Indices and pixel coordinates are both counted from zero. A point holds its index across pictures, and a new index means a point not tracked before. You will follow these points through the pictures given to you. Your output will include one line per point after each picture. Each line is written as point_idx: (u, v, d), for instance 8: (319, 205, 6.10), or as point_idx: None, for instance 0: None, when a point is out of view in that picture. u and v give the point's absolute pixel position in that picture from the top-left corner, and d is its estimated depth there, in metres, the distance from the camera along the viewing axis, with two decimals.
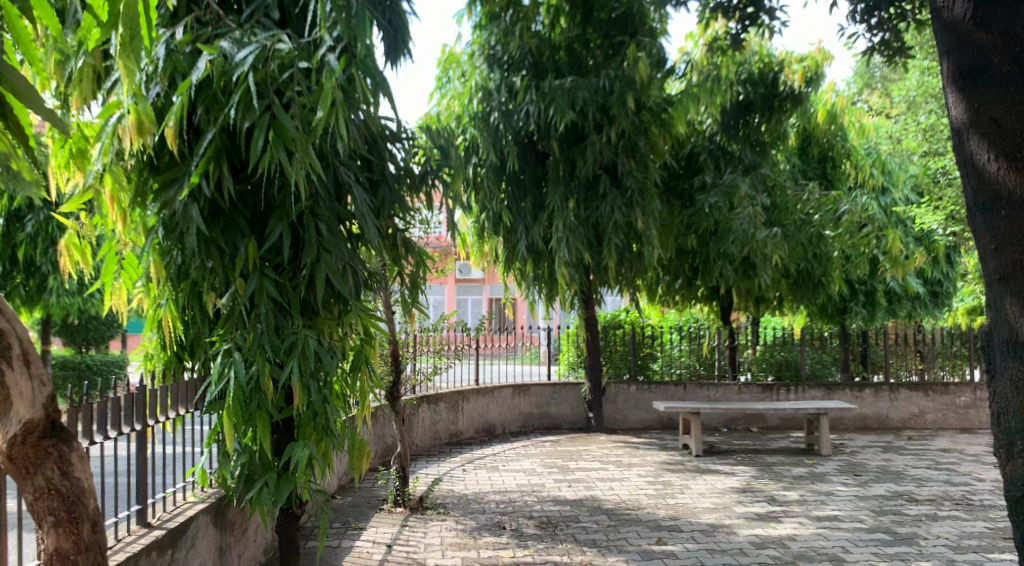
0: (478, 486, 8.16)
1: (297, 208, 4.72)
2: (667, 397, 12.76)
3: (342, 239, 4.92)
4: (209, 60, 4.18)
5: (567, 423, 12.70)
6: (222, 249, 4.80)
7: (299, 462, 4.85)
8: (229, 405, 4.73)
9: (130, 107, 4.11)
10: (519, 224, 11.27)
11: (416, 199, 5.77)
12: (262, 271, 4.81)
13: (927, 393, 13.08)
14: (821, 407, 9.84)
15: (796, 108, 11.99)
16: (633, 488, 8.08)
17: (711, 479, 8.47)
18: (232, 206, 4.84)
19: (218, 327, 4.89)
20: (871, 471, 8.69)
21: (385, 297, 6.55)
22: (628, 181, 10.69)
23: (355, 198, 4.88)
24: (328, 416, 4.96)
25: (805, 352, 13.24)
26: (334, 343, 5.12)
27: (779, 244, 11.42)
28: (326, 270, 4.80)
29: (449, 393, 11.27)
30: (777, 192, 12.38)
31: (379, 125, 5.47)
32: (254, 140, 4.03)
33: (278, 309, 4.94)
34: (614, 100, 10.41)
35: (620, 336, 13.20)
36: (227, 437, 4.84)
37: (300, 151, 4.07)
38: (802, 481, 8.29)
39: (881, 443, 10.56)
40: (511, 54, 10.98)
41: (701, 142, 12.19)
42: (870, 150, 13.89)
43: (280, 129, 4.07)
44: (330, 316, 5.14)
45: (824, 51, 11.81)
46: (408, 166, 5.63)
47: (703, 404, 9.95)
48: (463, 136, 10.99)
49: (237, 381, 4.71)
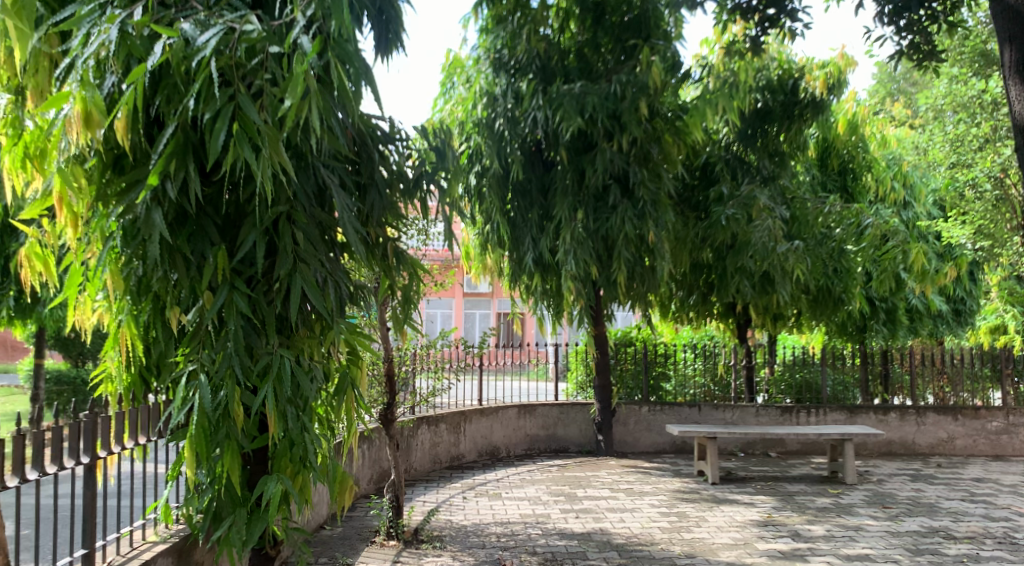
0: (479, 517, 7.60)
1: (270, 213, 4.20)
2: (681, 419, 12.21)
3: (322, 250, 4.40)
4: (168, 44, 3.67)
5: (575, 446, 12.10)
6: (188, 259, 4.28)
7: (272, 498, 4.33)
8: (193, 434, 4.23)
9: (78, 96, 3.62)
10: (526, 236, 10.72)
11: (409, 207, 5.24)
12: (232, 284, 4.29)
13: (956, 418, 12.47)
14: (846, 432, 9.27)
15: (817, 117, 11.46)
16: (646, 520, 7.52)
17: (730, 510, 7.90)
18: (201, 209, 4.33)
19: (182, 347, 4.38)
20: (901, 503, 8.11)
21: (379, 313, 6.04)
22: (640, 191, 10.18)
23: (338, 205, 4.36)
24: (306, 446, 4.45)
25: (827, 373, 12.68)
26: (315, 364, 4.60)
27: (800, 258, 10.90)
28: (303, 282, 4.27)
29: (450, 414, 10.70)
30: (796, 204, 11.80)
31: (369, 124, 4.97)
32: (215, 133, 3.55)
33: (250, 326, 4.42)
34: (625, 106, 9.84)
35: (631, 353, 12.68)
36: (192, 470, 4.32)
37: (267, 145, 3.60)
38: (827, 513, 7.72)
39: (909, 470, 9.98)
40: (518, 58, 10.45)
41: (717, 151, 11.78)
42: (891, 161, 13.35)
43: (244, 121, 3.60)
44: (310, 334, 4.62)
45: (847, 55, 11.25)
46: (403, 169, 5.14)
47: (720, 428, 9.36)
48: (467, 143, 10.57)
49: (203, 406, 4.22)
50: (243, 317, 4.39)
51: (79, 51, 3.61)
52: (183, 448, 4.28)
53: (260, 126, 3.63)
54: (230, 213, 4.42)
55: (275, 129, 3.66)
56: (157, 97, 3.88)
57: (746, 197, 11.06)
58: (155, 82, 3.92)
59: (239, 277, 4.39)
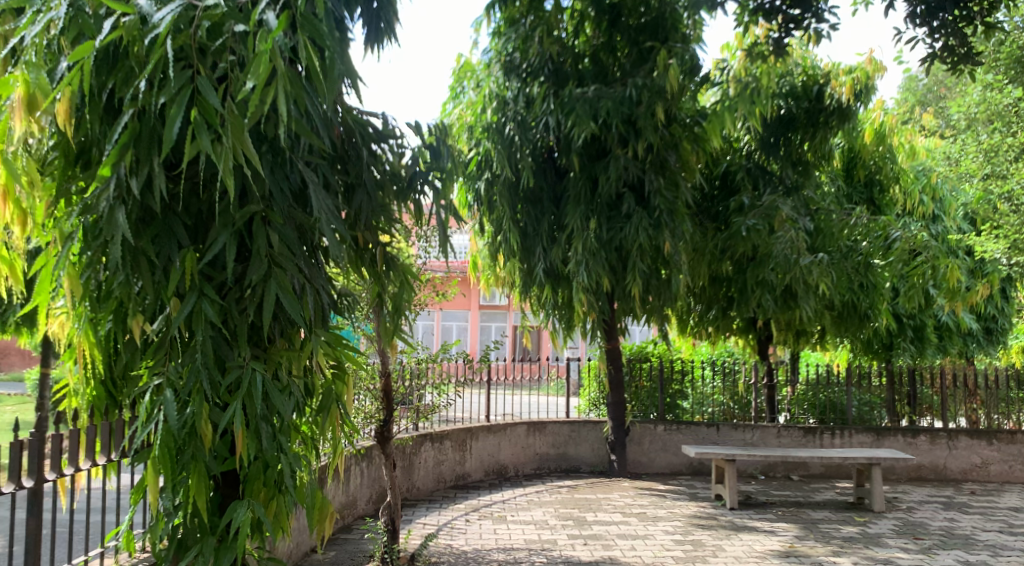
0: (481, 541, 7.18)
1: (242, 213, 3.78)
2: (699, 439, 11.72)
3: (299, 255, 3.97)
4: (121, 21, 3.28)
5: (587, 466, 11.64)
6: (153, 262, 3.84)
7: (242, 526, 3.91)
8: (155, 454, 3.78)
9: (20, 78, 3.27)
10: (537, 245, 10.32)
11: (403, 210, 4.82)
12: (201, 289, 3.86)
13: (991, 442, 11.91)
14: (873, 457, 8.79)
15: (843, 125, 11.00)
16: (659, 548, 7.07)
17: (749, 538, 7.45)
18: (168, 207, 3.88)
19: (146, 359, 3.93)
20: (933, 535, 7.74)
21: (370, 322, 5.65)
22: (656, 200, 9.74)
23: (318, 205, 3.94)
24: (282, 468, 4.03)
25: (853, 393, 12.10)
26: (293, 380, 4.17)
27: (825, 271, 10.40)
28: (278, 289, 3.82)
29: (456, 431, 10.29)
30: (820, 216, 11.34)
31: (360, 120, 4.58)
32: (170, 121, 3.10)
33: (220, 337, 3.99)
34: (641, 111, 9.41)
35: (646, 369, 12.18)
36: (154, 496, 3.89)
37: (230, 135, 3.17)
38: (854, 544, 7.32)
39: (940, 498, 9.50)
40: (530, 61, 10.10)
41: (738, 160, 11.39)
42: (921, 171, 12.93)
43: (203, 106, 3.16)
44: (288, 347, 4.20)
45: (875, 60, 10.70)
46: (395, 168, 4.74)
47: (739, 449, 8.87)
48: (477, 149, 10.22)
49: (167, 424, 3.78)
50: (213, 327, 3.97)
51: (24, 28, 3.24)
52: (145, 471, 3.85)
53: (223, 113, 3.18)
54: (203, 213, 3.99)
55: (239, 117, 3.23)
56: (109, 81, 3.52)
57: (768, 207, 10.63)
58: (108, 62, 3.57)
59: (210, 283, 3.96)
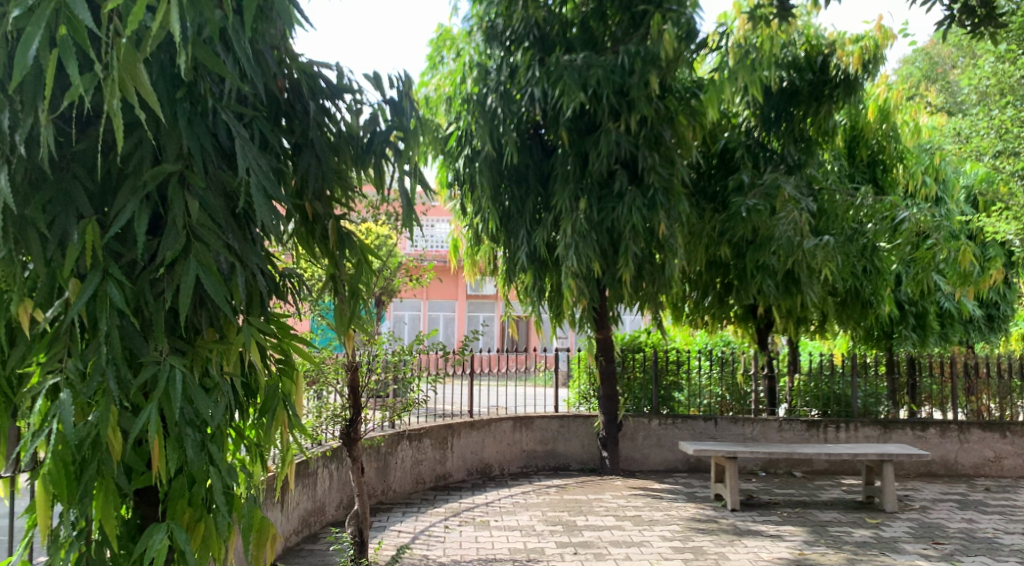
0: (460, 551, 6.51)
1: (152, 172, 3.06)
2: (696, 434, 11.14)
3: (223, 226, 3.23)
4: None
5: (576, 463, 11.00)
6: (46, 235, 3.10)
7: (159, 556, 3.16)
8: (47, 472, 3.04)
9: None
10: (521, 228, 9.70)
11: (364, 180, 4.03)
12: (106, 268, 3.13)
13: (1004, 435, 11.37)
14: (885, 453, 8.18)
15: (848, 99, 10.35)
16: (657, 557, 6.44)
17: (755, 545, 6.80)
18: (63, 167, 3.15)
19: (38, 355, 3.18)
20: (954, 538, 7.14)
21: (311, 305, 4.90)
22: (651, 177, 9.06)
23: (246, 164, 3.16)
24: (211, 483, 3.30)
25: (858, 384, 11.47)
26: (223, 378, 3.43)
27: (830, 255, 9.74)
28: (198, 267, 3.10)
29: (436, 428, 9.64)
30: (824, 196, 10.70)
31: (310, 72, 3.80)
32: (29, 44, 2.41)
33: (131, 327, 3.25)
34: (634, 81, 8.80)
35: (640, 360, 11.54)
36: (48, 523, 3.14)
37: (118, 65, 2.50)
38: (868, 550, 6.69)
39: (954, 496, 8.93)
40: (514, 28, 9.43)
41: (737, 137, 10.81)
42: (925, 151, 12.06)
43: (73, 24, 2.46)
44: (215, 338, 3.46)
45: (884, 28, 10.03)
46: (352, 129, 3.93)
47: (741, 446, 8.21)
48: (457, 123, 9.57)
49: (61, 435, 3.03)
50: (121, 316, 3.23)
51: None
52: (38, 492, 3.11)
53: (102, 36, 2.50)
54: (112, 179, 3.26)
55: (126, 43, 2.55)
56: None
57: (769, 186, 10.04)
58: None
59: (117, 262, 3.23)
